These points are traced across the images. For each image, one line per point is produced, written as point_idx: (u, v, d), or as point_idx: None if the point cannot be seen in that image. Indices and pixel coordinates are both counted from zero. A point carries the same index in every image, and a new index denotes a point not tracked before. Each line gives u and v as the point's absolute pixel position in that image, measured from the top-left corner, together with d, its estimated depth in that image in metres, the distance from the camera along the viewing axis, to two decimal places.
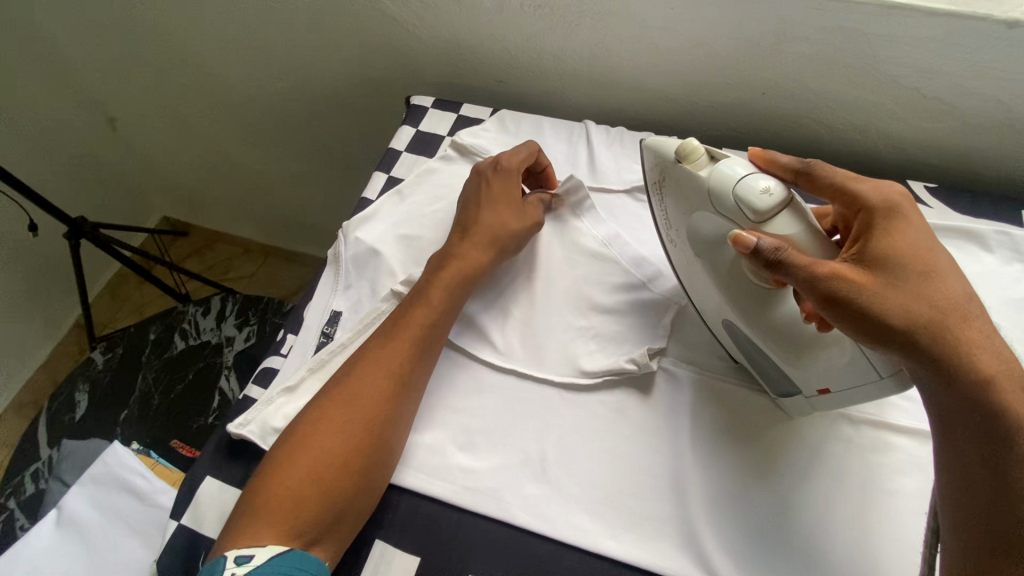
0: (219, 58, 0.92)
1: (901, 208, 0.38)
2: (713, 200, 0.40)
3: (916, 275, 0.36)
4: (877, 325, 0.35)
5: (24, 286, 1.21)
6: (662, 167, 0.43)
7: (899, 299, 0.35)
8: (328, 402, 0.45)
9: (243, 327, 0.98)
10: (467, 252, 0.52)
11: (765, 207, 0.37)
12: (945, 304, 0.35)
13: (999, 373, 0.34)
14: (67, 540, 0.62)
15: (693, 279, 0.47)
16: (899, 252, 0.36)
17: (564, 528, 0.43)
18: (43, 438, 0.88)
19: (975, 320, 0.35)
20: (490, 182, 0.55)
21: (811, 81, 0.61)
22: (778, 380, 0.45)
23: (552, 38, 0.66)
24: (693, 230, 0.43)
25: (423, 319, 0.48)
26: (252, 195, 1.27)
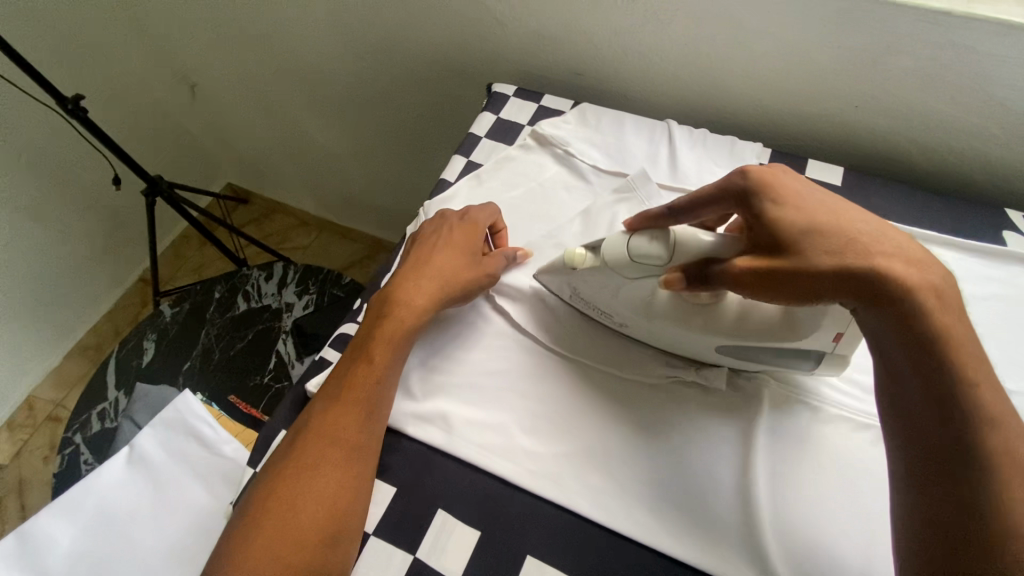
0: (303, 33, 0.95)
1: (761, 176, 0.41)
2: (622, 272, 0.47)
3: (808, 229, 0.38)
4: (805, 286, 0.38)
5: (99, 236, 1.27)
6: (563, 273, 0.51)
7: (805, 258, 0.37)
8: (281, 477, 0.43)
9: (303, 295, 1.02)
10: (411, 301, 0.50)
11: (661, 250, 0.45)
12: (846, 243, 0.37)
13: (918, 289, 0.35)
14: (134, 476, 0.65)
15: (665, 341, 0.50)
16: (785, 210, 0.39)
17: (623, 522, 0.43)
18: (111, 380, 0.93)
19: (878, 245, 0.37)
20: (451, 227, 0.55)
21: (911, 98, 0.59)
22: (798, 355, 0.46)
23: (642, 35, 0.65)
24: (630, 302, 0.49)
25: (359, 377, 0.46)
26: (317, 169, 1.30)
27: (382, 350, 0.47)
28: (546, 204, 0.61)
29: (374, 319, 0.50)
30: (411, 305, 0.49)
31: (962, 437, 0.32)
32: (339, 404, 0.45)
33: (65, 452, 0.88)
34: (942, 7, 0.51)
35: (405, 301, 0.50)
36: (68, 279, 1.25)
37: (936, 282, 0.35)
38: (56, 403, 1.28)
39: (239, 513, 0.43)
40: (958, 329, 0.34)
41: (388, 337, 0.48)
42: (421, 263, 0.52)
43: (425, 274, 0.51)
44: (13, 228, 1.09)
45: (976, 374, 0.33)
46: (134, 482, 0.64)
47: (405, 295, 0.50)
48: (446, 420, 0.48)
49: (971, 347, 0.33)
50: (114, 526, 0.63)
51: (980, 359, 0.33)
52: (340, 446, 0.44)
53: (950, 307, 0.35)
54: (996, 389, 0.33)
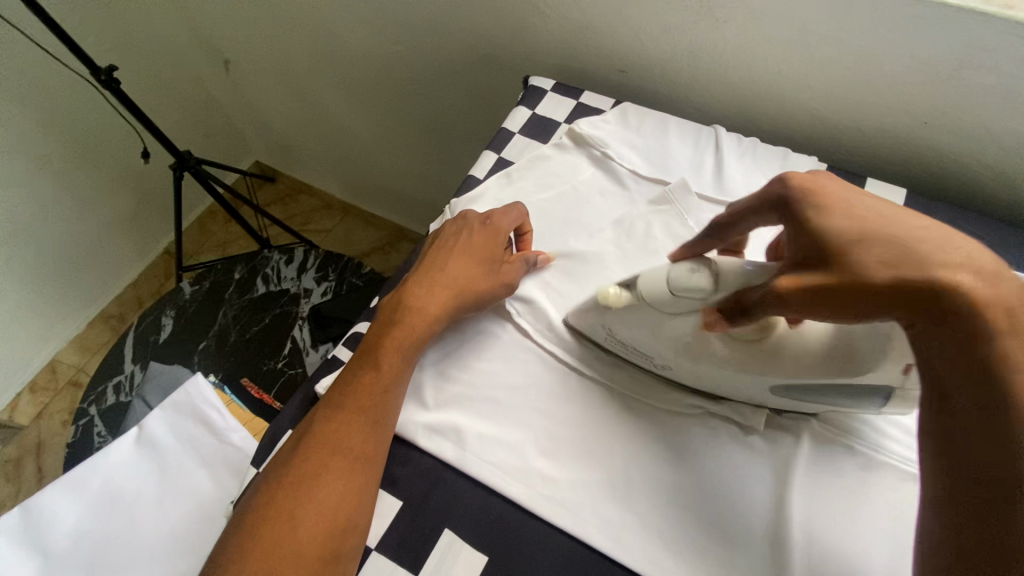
0: (338, 14, 0.92)
1: (803, 183, 0.36)
2: (660, 307, 0.43)
3: (854, 239, 0.32)
4: (857, 302, 0.31)
5: (127, 207, 1.28)
6: (597, 314, 0.47)
7: (853, 270, 0.31)
8: (281, 483, 0.41)
9: (322, 282, 1.00)
10: (424, 311, 0.47)
11: (705, 285, 0.40)
12: (900, 255, 0.31)
13: (986, 312, 0.28)
14: (143, 458, 0.64)
15: (711, 384, 0.45)
16: (830, 214, 0.33)
17: (641, 560, 0.40)
18: (128, 353, 0.93)
19: (944, 255, 0.30)
20: (467, 231, 0.52)
21: (988, 118, 0.53)
22: (856, 394, 0.40)
23: (694, 33, 0.61)
24: (671, 340, 0.44)
25: (366, 386, 0.44)
26: (344, 153, 1.29)
27: (392, 360, 0.45)
28: (579, 209, 0.58)
29: (384, 326, 0.47)
30: (422, 315, 0.47)
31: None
32: (344, 412, 0.43)
33: (79, 423, 0.89)
34: None
35: (416, 308, 0.48)
36: (95, 247, 1.26)
37: (1015, 301, 0.28)
38: (78, 368, 1.30)
39: (236, 519, 0.41)
40: None
41: (397, 346, 0.46)
42: (436, 270, 0.50)
43: (439, 281, 0.49)
44: (42, 195, 1.10)
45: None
46: (142, 464, 0.64)
47: (416, 303, 0.48)
48: (459, 433, 0.46)
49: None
50: (119, 506, 0.62)
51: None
52: (343, 457, 0.42)
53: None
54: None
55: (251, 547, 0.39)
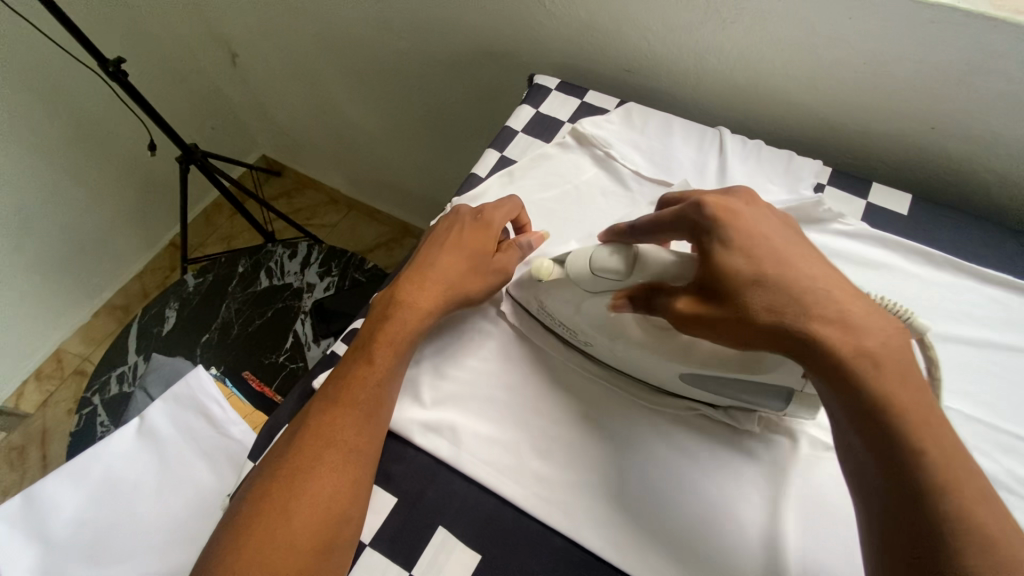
0: (345, 9, 0.92)
1: (719, 213, 0.37)
2: (581, 285, 0.43)
3: (747, 281, 0.35)
4: (740, 336, 0.35)
5: (133, 199, 1.29)
6: (533, 293, 0.48)
7: (742, 307, 0.35)
8: (274, 476, 0.41)
9: (325, 277, 1.00)
10: (417, 307, 0.47)
11: (619, 266, 0.40)
12: (784, 299, 0.34)
13: (849, 360, 0.32)
14: (143, 449, 0.64)
15: (625, 363, 0.46)
16: (730, 253, 0.36)
17: (634, 561, 0.40)
18: (132, 344, 0.93)
19: (824, 304, 0.33)
20: (460, 226, 0.52)
21: (997, 124, 0.53)
22: (765, 392, 0.41)
23: (700, 33, 0.61)
24: (590, 317, 0.45)
25: (359, 381, 0.44)
26: (350, 148, 1.29)
27: (385, 355, 0.45)
28: (581, 209, 0.57)
29: (378, 322, 0.47)
30: (414, 311, 0.47)
31: (919, 503, 0.29)
32: (337, 407, 0.43)
33: (82, 412, 0.89)
34: None
35: (410, 303, 0.47)
36: (101, 238, 1.26)
37: (877, 350, 0.32)
38: (83, 357, 1.31)
39: (231, 511, 0.41)
40: (908, 398, 0.31)
41: (390, 342, 0.46)
42: (428, 266, 0.49)
43: (431, 277, 0.49)
44: (50, 186, 1.10)
45: (930, 440, 0.30)
46: (142, 454, 0.64)
47: (408, 300, 0.48)
48: (455, 432, 0.46)
49: (925, 414, 0.31)
50: (119, 496, 0.63)
51: (938, 419, 0.31)
52: (337, 451, 0.42)
53: (904, 376, 0.32)
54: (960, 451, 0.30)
55: (244, 538, 0.39)
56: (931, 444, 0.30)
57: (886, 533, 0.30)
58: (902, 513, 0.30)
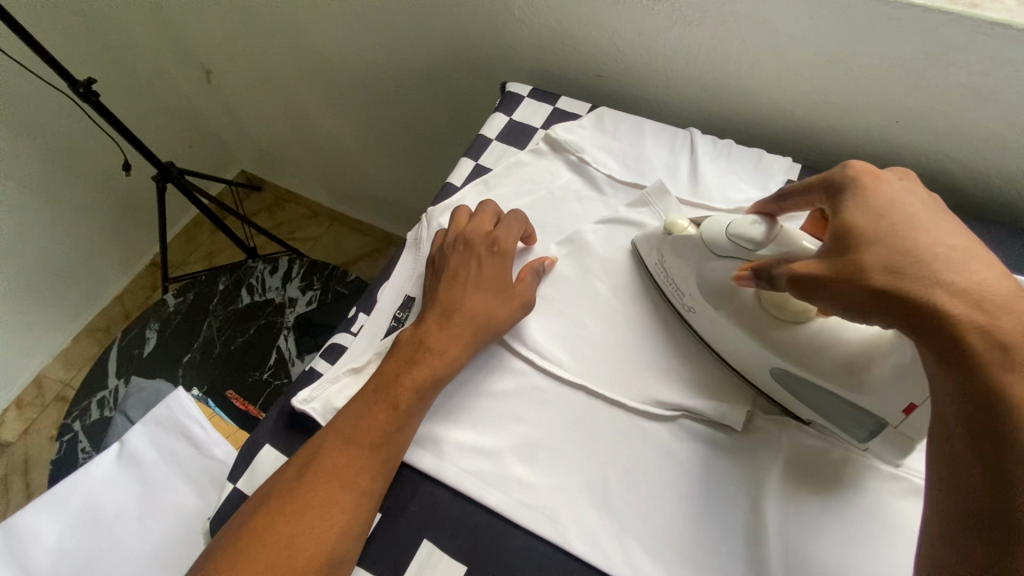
0: (317, 23, 0.92)
1: (863, 177, 0.38)
2: (711, 248, 0.45)
3: (872, 240, 0.34)
4: (853, 295, 0.33)
5: (110, 220, 1.27)
6: (659, 245, 0.50)
7: (857, 265, 0.33)
8: (276, 510, 0.40)
9: (307, 291, 0.99)
10: (443, 351, 0.46)
11: (757, 235, 0.42)
12: (908, 262, 0.32)
13: (969, 337, 0.29)
14: (124, 475, 0.63)
15: (720, 341, 0.47)
16: (860, 215, 0.35)
17: (620, 566, 0.41)
18: (111, 368, 0.92)
19: (954, 273, 0.31)
20: (486, 257, 0.49)
21: (958, 117, 0.54)
22: (854, 415, 0.41)
23: (667, 36, 0.61)
24: (703, 281, 0.47)
25: (378, 422, 0.43)
26: (330, 160, 1.28)
27: (406, 399, 0.44)
28: (556, 214, 0.58)
29: (402, 360, 0.45)
30: (436, 351, 0.45)
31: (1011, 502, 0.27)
32: (354, 447, 0.42)
33: (63, 439, 0.88)
34: (1003, 18, 0.46)
35: (436, 348, 0.46)
36: (79, 261, 1.25)
37: (1015, 333, 0.28)
38: (64, 383, 1.29)
39: (225, 531, 0.41)
40: None
41: (412, 385, 0.44)
42: (452, 301, 0.48)
43: (455, 314, 0.47)
44: (23, 210, 1.09)
45: None
46: (122, 481, 0.63)
47: (433, 341, 0.46)
48: (437, 443, 0.46)
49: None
50: (100, 524, 0.62)
51: None
52: (350, 491, 0.41)
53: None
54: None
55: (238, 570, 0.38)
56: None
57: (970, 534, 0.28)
58: (984, 516, 0.27)
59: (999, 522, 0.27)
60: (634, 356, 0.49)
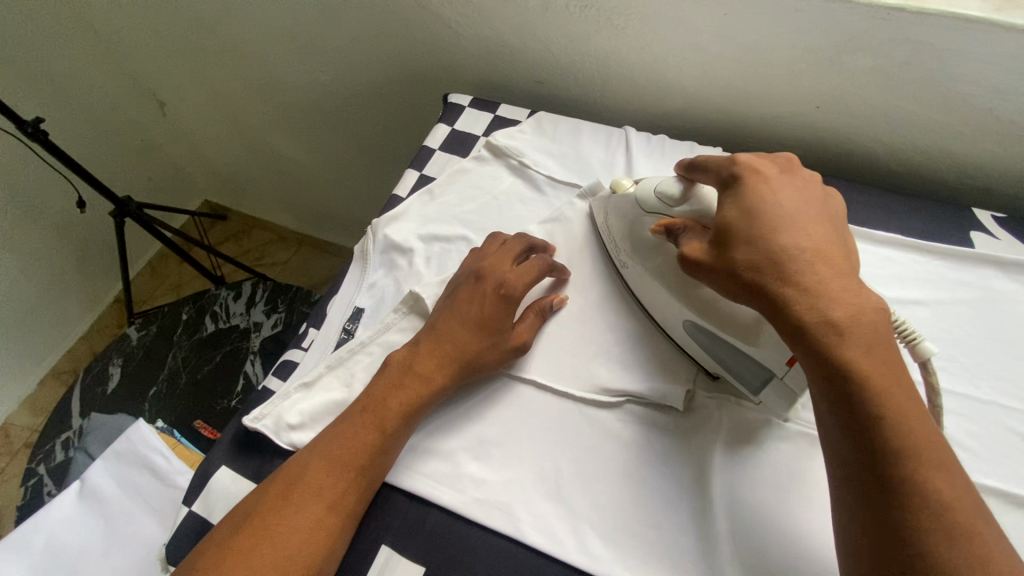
0: (264, 49, 0.93)
1: (745, 174, 0.41)
2: (643, 207, 0.49)
3: (739, 237, 0.38)
4: (727, 287, 0.39)
5: (69, 259, 1.25)
6: (607, 206, 0.53)
7: (727, 259, 0.38)
8: (246, 534, 0.39)
9: (272, 314, 0.99)
10: (429, 374, 0.46)
11: (676, 195, 0.46)
12: (761, 255, 0.37)
13: (807, 319, 0.35)
14: (86, 512, 0.62)
15: (645, 295, 0.50)
16: (735, 211, 0.40)
17: (576, 554, 0.41)
18: (75, 408, 0.90)
19: (799, 267, 0.36)
20: (485, 291, 0.49)
21: (872, 98, 0.57)
22: (750, 368, 0.43)
23: (596, 40, 0.64)
24: (634, 236, 0.50)
25: (364, 443, 0.43)
26: (292, 184, 1.29)
27: (394, 422, 0.44)
28: (501, 216, 0.59)
29: (390, 381, 0.46)
30: (423, 376, 0.46)
31: (883, 463, 0.32)
32: (340, 469, 0.42)
33: (28, 484, 0.86)
34: (896, 2, 0.49)
35: (424, 372, 0.46)
36: (40, 303, 1.23)
37: (843, 316, 0.34)
38: (32, 429, 1.26)
39: (193, 557, 0.39)
40: (871, 368, 0.33)
41: (399, 409, 0.44)
42: (440, 325, 0.48)
43: (444, 342, 0.47)
44: None
45: (899, 415, 0.32)
46: (84, 518, 0.62)
47: (422, 366, 0.46)
48: None
49: (886, 379, 0.33)
50: (62, 565, 0.60)
51: (898, 385, 0.33)
52: (336, 513, 0.41)
53: (870, 343, 0.34)
54: (922, 417, 0.33)
55: None
56: (895, 411, 0.32)
57: (853, 493, 0.33)
58: (865, 477, 0.32)
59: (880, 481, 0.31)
60: (582, 348, 0.50)
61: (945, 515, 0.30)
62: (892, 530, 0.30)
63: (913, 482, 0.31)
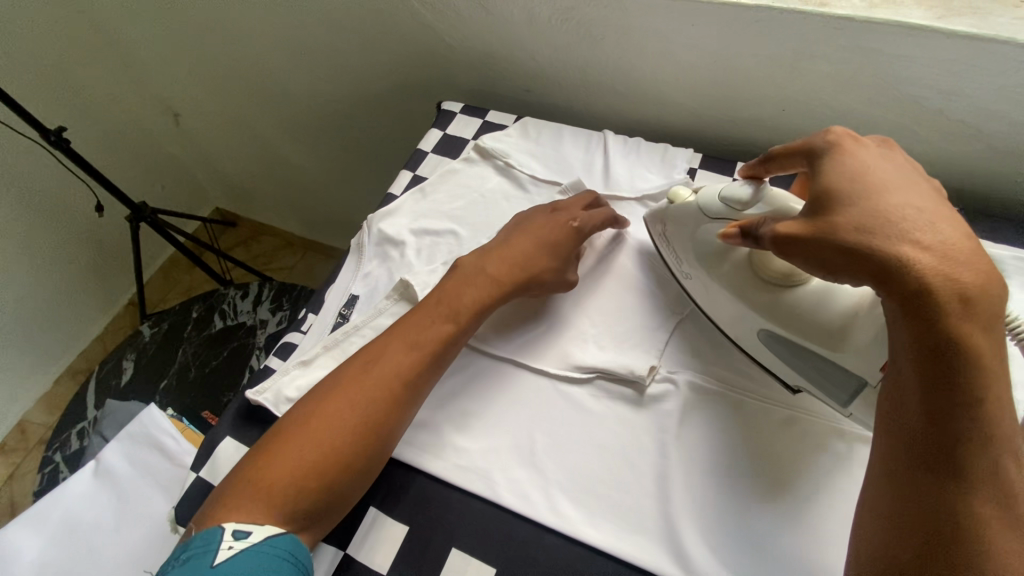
0: (271, 61, 0.99)
1: (843, 142, 0.39)
2: (707, 212, 0.48)
3: (844, 203, 0.35)
4: (826, 260, 0.36)
5: (87, 262, 1.32)
6: (662, 217, 0.53)
7: (829, 226, 0.35)
8: (322, 401, 0.44)
9: (277, 312, 1.04)
10: (495, 277, 0.51)
11: (747, 197, 0.45)
12: (878, 221, 0.34)
13: (939, 293, 0.32)
14: (100, 489, 0.67)
15: (713, 303, 0.51)
16: (839, 180, 0.37)
17: (545, 514, 0.45)
18: (90, 399, 0.95)
19: (921, 233, 0.33)
20: (557, 220, 0.55)
21: (831, 101, 0.61)
22: (834, 377, 0.43)
23: (577, 51, 0.69)
24: (698, 246, 0.50)
25: (440, 331, 0.48)
26: (299, 190, 1.34)
27: (466, 316, 0.49)
28: (487, 212, 0.64)
29: (463, 281, 0.51)
30: (495, 279, 0.51)
31: (959, 448, 0.33)
32: (418, 349, 0.47)
33: (45, 471, 0.91)
34: (847, 13, 0.53)
35: (490, 273, 0.52)
36: (58, 304, 1.28)
37: (970, 286, 0.32)
38: (47, 426, 1.31)
39: (279, 420, 0.45)
40: (984, 347, 0.32)
41: (473, 306, 0.50)
42: (506, 241, 0.54)
43: (512, 255, 0.53)
44: None
45: (996, 403, 0.32)
46: (99, 494, 0.66)
47: (493, 269, 0.52)
48: None
49: (992, 361, 0.32)
50: (78, 538, 0.65)
51: (998, 372, 0.32)
52: (409, 390, 0.45)
53: (988, 323, 0.32)
54: (1010, 409, 0.33)
55: (290, 442, 0.42)
56: (992, 399, 0.32)
57: (920, 472, 0.34)
58: (931, 460, 0.33)
59: (950, 467, 0.33)
60: (557, 331, 0.54)
61: (1008, 499, 0.32)
62: (952, 517, 0.32)
63: (988, 471, 0.32)
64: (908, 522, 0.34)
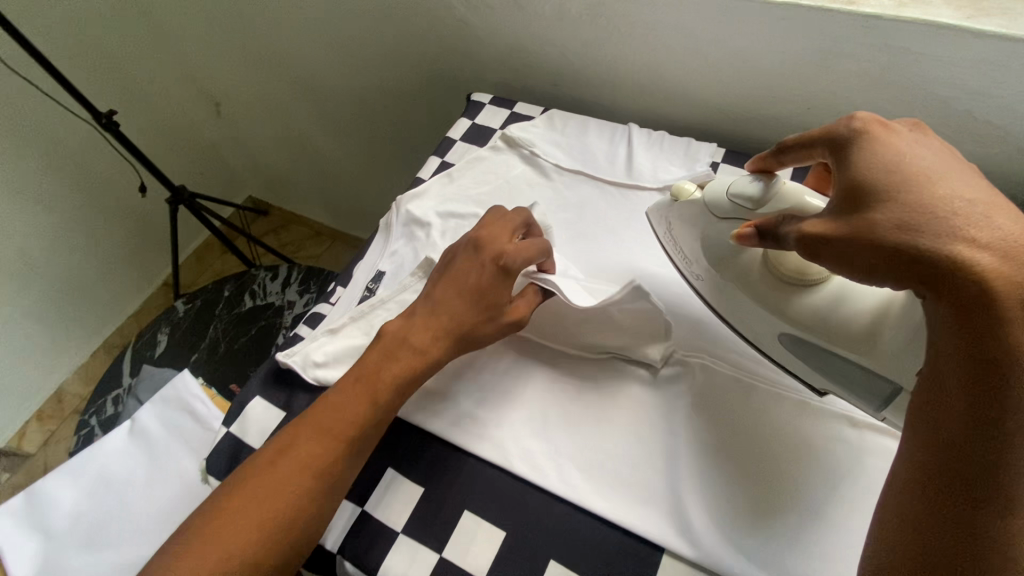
0: (310, 52, 1.03)
1: (870, 130, 0.38)
2: (716, 211, 0.47)
3: (884, 199, 0.34)
4: (865, 263, 0.34)
5: (127, 241, 1.38)
6: (666, 216, 0.52)
7: (867, 224, 0.34)
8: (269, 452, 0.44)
9: (304, 294, 1.08)
10: (424, 337, 0.49)
11: (758, 195, 0.44)
12: (925, 218, 0.32)
13: (1001, 297, 0.29)
14: (135, 447, 0.70)
15: (725, 306, 0.50)
16: (880, 171, 0.35)
17: (555, 482, 0.46)
18: (126, 368, 1.00)
19: (976, 228, 0.31)
20: (475, 271, 0.50)
21: (856, 100, 0.62)
22: (862, 381, 0.42)
23: (606, 46, 0.71)
24: (709, 247, 0.49)
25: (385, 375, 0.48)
26: (329, 180, 1.38)
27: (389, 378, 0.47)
28: (512, 198, 0.66)
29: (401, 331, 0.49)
30: (418, 347, 0.48)
31: (996, 452, 0.30)
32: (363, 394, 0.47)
33: (81, 433, 0.96)
34: (875, 11, 0.54)
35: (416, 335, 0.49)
36: (99, 280, 1.35)
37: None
38: (82, 397, 1.37)
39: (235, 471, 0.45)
40: None
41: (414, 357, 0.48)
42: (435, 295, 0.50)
43: (437, 315, 0.49)
44: (47, 233, 1.19)
45: None
46: (133, 452, 0.70)
47: (416, 338, 0.49)
48: None
49: None
50: (111, 492, 0.68)
51: None
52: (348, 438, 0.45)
53: None
54: None
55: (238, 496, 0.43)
56: None
57: (952, 479, 0.31)
58: (963, 463, 0.31)
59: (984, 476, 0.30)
60: None
61: None
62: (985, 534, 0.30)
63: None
64: (932, 527, 0.31)
